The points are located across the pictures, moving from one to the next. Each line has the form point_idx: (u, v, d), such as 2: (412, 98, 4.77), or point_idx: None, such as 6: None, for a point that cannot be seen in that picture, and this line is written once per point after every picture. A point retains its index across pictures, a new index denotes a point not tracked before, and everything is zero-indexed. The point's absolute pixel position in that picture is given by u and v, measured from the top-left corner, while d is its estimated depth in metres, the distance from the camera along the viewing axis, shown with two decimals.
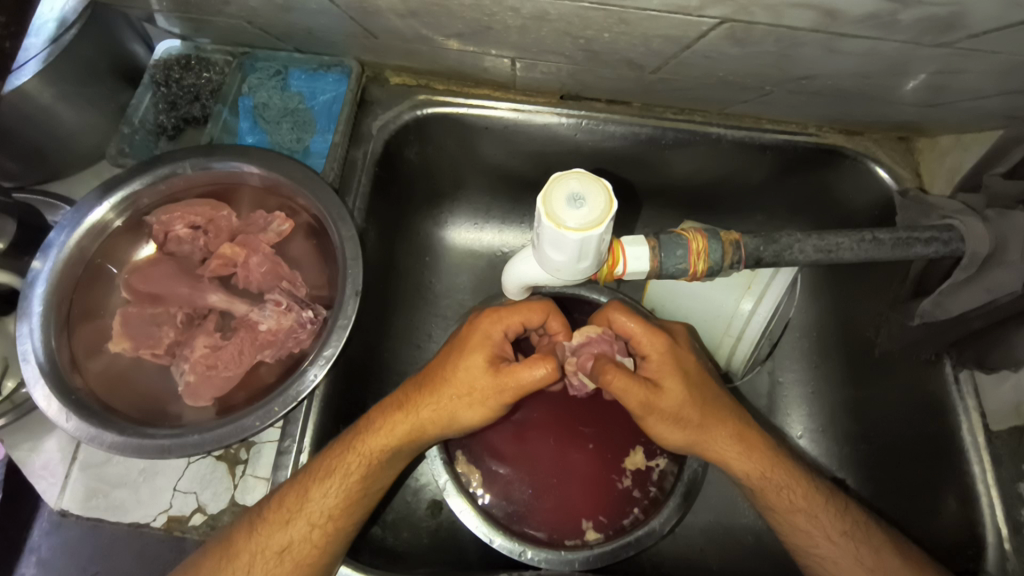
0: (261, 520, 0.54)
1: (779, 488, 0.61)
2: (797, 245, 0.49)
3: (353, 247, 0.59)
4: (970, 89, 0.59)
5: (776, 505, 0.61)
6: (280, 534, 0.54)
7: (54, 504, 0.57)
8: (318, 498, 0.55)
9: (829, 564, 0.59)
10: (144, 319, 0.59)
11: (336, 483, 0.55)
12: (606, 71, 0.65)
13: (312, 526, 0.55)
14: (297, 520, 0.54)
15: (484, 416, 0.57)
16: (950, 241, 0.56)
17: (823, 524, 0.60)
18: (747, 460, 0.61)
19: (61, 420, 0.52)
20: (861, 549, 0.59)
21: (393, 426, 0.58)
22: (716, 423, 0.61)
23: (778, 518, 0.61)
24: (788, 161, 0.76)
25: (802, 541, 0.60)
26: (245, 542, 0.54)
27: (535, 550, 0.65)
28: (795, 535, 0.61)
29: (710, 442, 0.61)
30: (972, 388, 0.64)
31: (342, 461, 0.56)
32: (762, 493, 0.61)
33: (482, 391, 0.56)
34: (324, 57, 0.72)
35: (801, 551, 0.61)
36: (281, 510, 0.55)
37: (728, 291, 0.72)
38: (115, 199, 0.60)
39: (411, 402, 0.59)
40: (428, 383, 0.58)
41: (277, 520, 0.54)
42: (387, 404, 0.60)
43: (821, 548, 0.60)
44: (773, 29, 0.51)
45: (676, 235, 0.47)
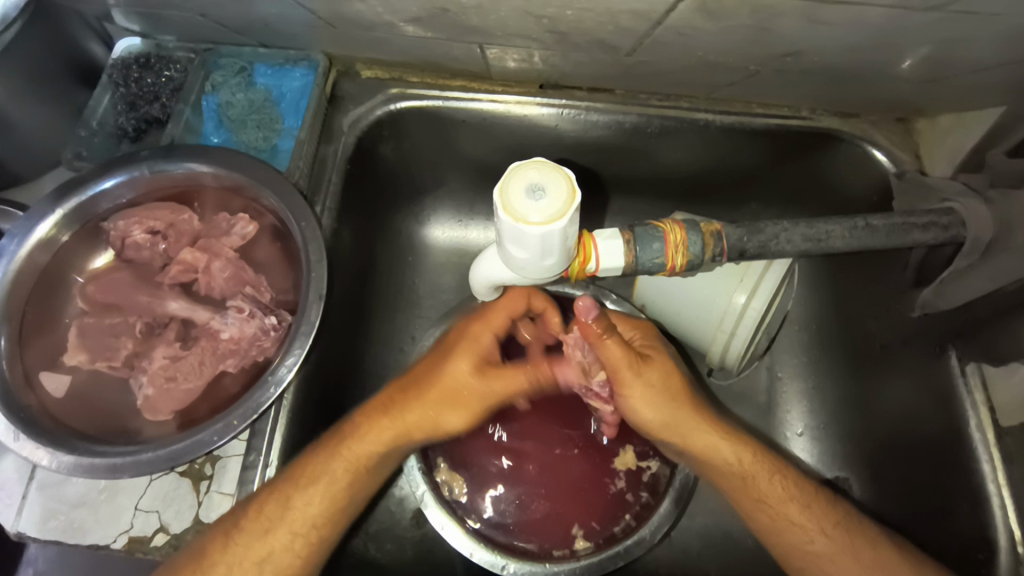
0: (238, 530, 0.51)
1: (770, 476, 0.57)
2: (783, 235, 0.45)
3: (317, 248, 0.57)
4: (966, 60, 0.55)
5: (768, 496, 0.56)
6: (259, 546, 0.52)
7: (10, 526, 0.54)
8: (301, 506, 0.53)
9: (824, 565, 0.54)
10: (101, 330, 0.57)
11: (321, 490, 0.53)
12: (580, 56, 0.62)
13: (295, 535, 0.53)
14: (279, 529, 0.52)
15: (469, 422, 0.56)
16: (951, 225, 0.53)
17: (816, 516, 0.55)
18: (733, 446, 0.58)
19: (9, 439, 0.49)
20: (858, 546, 0.55)
21: (380, 433, 0.55)
22: (693, 421, 0.58)
23: (770, 515, 0.56)
24: (781, 146, 0.72)
25: (796, 539, 0.55)
26: (219, 555, 0.51)
27: (518, 564, 0.62)
28: (783, 529, 0.56)
29: (690, 437, 0.58)
30: (980, 381, 0.60)
31: (328, 467, 0.54)
32: (751, 482, 0.57)
33: (467, 396, 0.55)
34: (290, 52, 0.69)
35: (792, 552, 0.55)
36: (260, 519, 0.52)
37: (720, 285, 0.68)
38: (67, 206, 0.57)
39: (398, 405, 0.56)
40: (414, 386, 0.56)
41: (255, 530, 0.51)
42: (372, 406, 0.57)
43: (816, 545, 0.55)
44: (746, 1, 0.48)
45: (651, 227, 0.44)
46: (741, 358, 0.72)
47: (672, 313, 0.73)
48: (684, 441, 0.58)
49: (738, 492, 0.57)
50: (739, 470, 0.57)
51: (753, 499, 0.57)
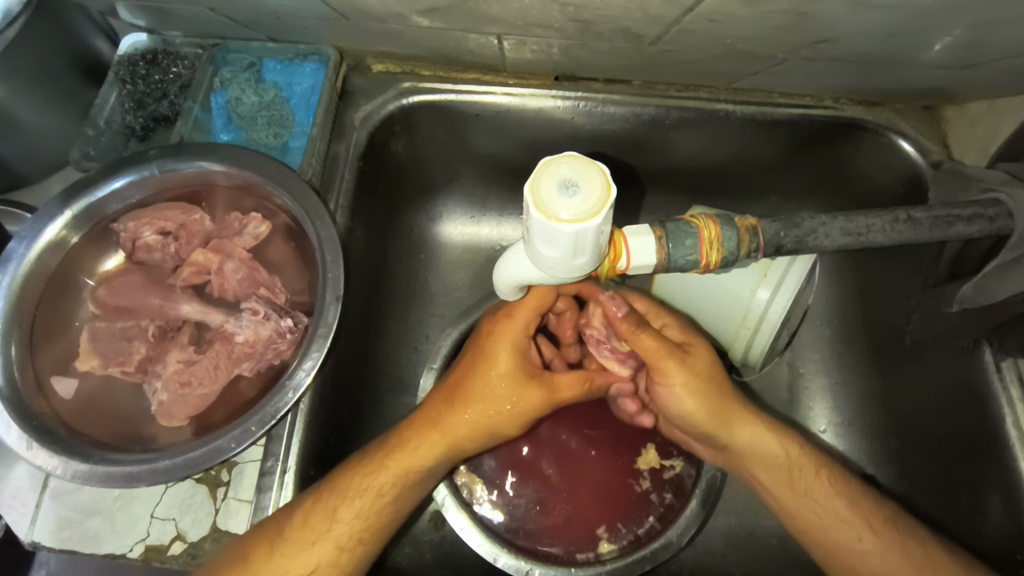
0: (282, 541, 0.50)
1: (814, 472, 0.56)
2: (821, 229, 0.43)
3: (333, 248, 0.55)
4: (1008, 44, 0.53)
5: (814, 492, 0.55)
6: (304, 558, 0.50)
7: (24, 536, 0.53)
8: (347, 519, 0.51)
9: (869, 562, 0.53)
10: (113, 334, 0.56)
11: (367, 502, 0.52)
12: (602, 45, 0.60)
13: (339, 549, 0.51)
14: (323, 543, 0.50)
15: (522, 426, 0.56)
16: (998, 218, 0.49)
17: (859, 519, 0.54)
18: (779, 439, 0.57)
19: (22, 449, 0.48)
20: (906, 542, 0.53)
21: (428, 448, 0.54)
22: (736, 413, 0.57)
23: (817, 512, 0.55)
24: (804, 136, 0.70)
25: (843, 537, 0.54)
26: (262, 565, 0.49)
27: (543, 568, 0.61)
28: (829, 527, 0.54)
29: (735, 427, 0.57)
30: (1016, 376, 0.58)
31: (376, 480, 0.52)
32: (795, 472, 0.56)
33: (517, 407, 0.54)
34: (300, 46, 0.67)
35: (841, 551, 0.54)
36: (304, 531, 0.50)
37: (743, 281, 0.66)
38: (75, 208, 0.56)
39: (445, 417, 0.54)
40: (458, 398, 0.54)
41: (299, 542, 0.50)
42: (416, 420, 0.55)
43: (864, 543, 0.53)
44: None
45: (684, 223, 0.42)
46: (764, 355, 0.70)
47: (692, 310, 0.71)
48: (729, 435, 0.57)
49: (783, 485, 0.56)
50: (787, 462, 0.56)
51: (799, 494, 0.55)
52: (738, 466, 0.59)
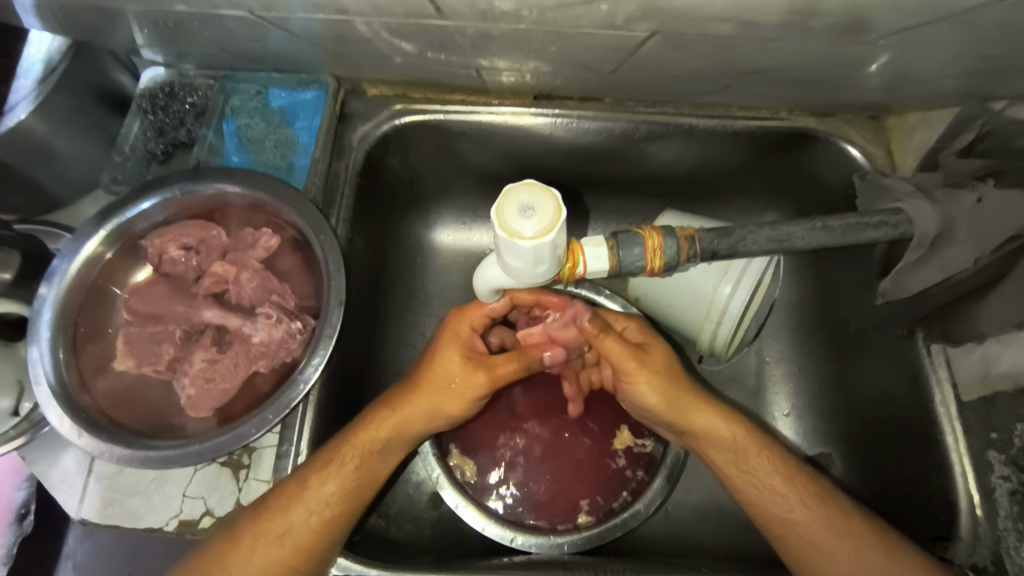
0: (264, 509, 0.58)
1: (759, 452, 0.63)
2: (749, 237, 0.51)
3: (335, 258, 0.62)
4: (917, 74, 0.60)
5: (756, 469, 0.62)
6: (280, 519, 0.57)
7: (75, 513, 0.62)
8: (316, 487, 0.58)
9: (797, 523, 0.60)
10: (144, 337, 0.63)
11: (332, 473, 0.59)
12: (567, 75, 0.68)
13: (310, 512, 0.58)
14: (297, 506, 0.58)
15: (465, 409, 0.63)
16: (899, 225, 0.55)
17: (798, 489, 0.61)
18: (724, 424, 0.63)
19: (74, 436, 0.56)
20: (830, 513, 0.60)
21: (384, 423, 0.61)
22: (691, 400, 0.63)
23: (757, 485, 0.62)
24: (762, 145, 0.77)
25: (778, 508, 0.61)
26: (247, 527, 0.58)
27: (525, 536, 0.68)
28: (768, 499, 0.61)
29: (685, 413, 0.63)
30: (943, 359, 0.65)
31: (338, 452, 0.59)
32: (742, 455, 0.63)
33: (455, 378, 0.61)
34: (302, 75, 0.75)
35: (774, 519, 0.61)
36: (281, 499, 0.58)
37: (705, 279, 0.74)
38: (108, 227, 0.64)
39: (399, 398, 0.62)
40: (413, 381, 0.63)
41: (277, 508, 0.58)
42: (378, 402, 0.63)
43: (795, 513, 0.60)
44: (703, 37, 0.55)
45: (632, 234, 0.50)
46: (729, 345, 0.77)
47: (662, 306, 0.79)
48: (685, 420, 0.64)
49: (729, 465, 0.63)
50: (733, 443, 0.63)
51: (743, 472, 0.63)
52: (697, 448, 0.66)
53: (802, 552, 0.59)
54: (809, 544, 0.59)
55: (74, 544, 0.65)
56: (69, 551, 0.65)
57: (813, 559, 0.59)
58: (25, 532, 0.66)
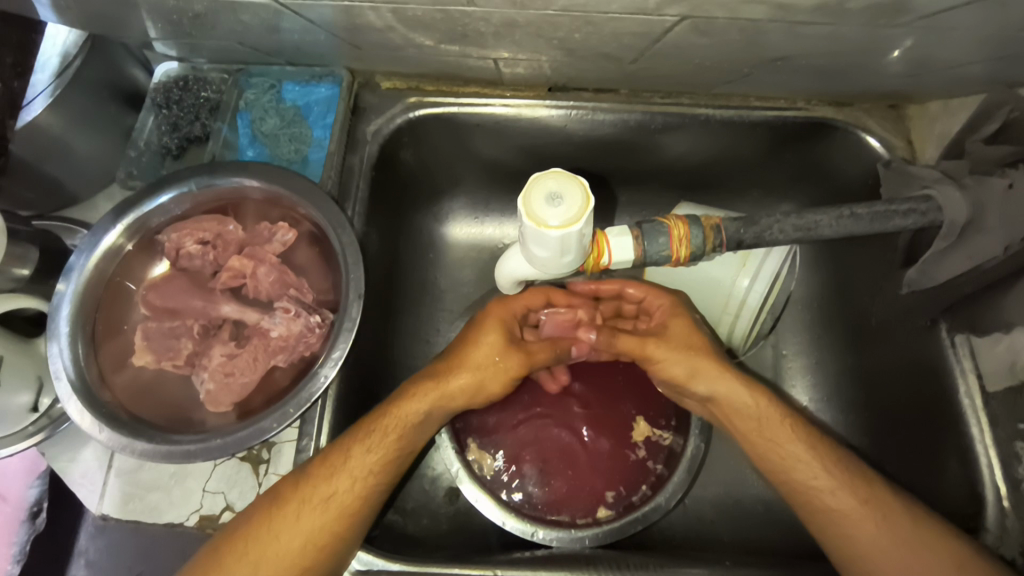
0: (307, 475, 0.57)
1: (781, 419, 0.62)
2: (776, 226, 0.50)
3: (354, 252, 0.62)
4: (943, 59, 0.60)
5: (779, 438, 0.61)
6: (326, 486, 0.56)
7: (95, 509, 0.62)
8: (360, 454, 0.58)
9: (814, 504, 0.59)
10: (163, 332, 0.63)
11: (378, 441, 0.59)
12: (587, 65, 0.67)
13: (354, 479, 0.57)
14: (341, 473, 0.57)
15: (505, 386, 0.63)
16: (928, 212, 0.56)
17: (821, 458, 0.60)
18: (753, 391, 0.62)
19: (94, 432, 0.56)
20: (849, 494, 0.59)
21: (426, 395, 0.61)
22: (714, 369, 0.62)
23: (780, 453, 0.61)
24: (779, 136, 0.76)
25: (801, 476, 0.60)
26: (292, 495, 0.56)
27: (546, 530, 0.67)
28: (792, 467, 0.60)
29: (716, 382, 0.62)
30: (968, 350, 0.63)
31: (381, 423, 0.59)
32: (764, 423, 0.61)
33: (499, 363, 0.62)
34: (316, 68, 0.74)
35: (798, 487, 0.60)
36: (326, 464, 0.57)
37: (724, 271, 0.74)
38: (126, 222, 0.63)
39: (443, 374, 0.62)
40: (454, 358, 0.63)
41: (323, 473, 0.57)
42: (421, 375, 0.63)
43: (818, 480, 0.59)
44: (734, 22, 0.54)
45: (657, 224, 0.49)
46: (747, 337, 0.76)
47: None
48: (707, 388, 0.62)
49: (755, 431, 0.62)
50: (756, 412, 0.62)
51: (766, 440, 0.62)
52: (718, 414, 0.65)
53: (833, 529, 0.58)
54: (836, 514, 0.58)
55: (85, 543, 0.72)
56: (81, 549, 0.71)
57: (838, 528, 0.58)
58: (38, 529, 0.70)
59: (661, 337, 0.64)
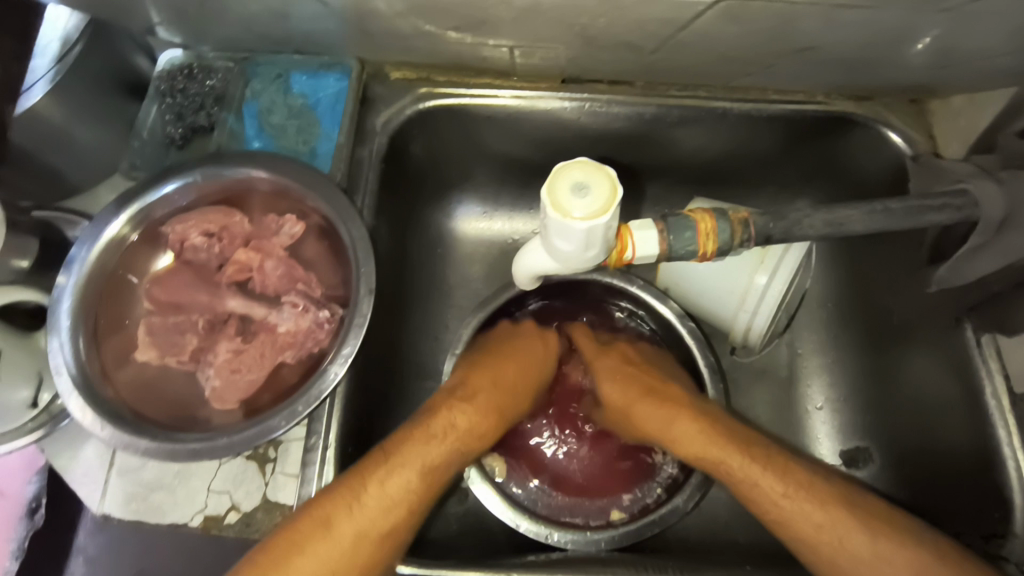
0: (361, 507, 0.55)
1: (735, 452, 0.61)
2: (805, 221, 0.48)
3: (364, 247, 0.60)
4: (976, 49, 0.58)
5: (734, 468, 0.60)
6: (386, 517, 0.55)
7: (96, 509, 0.61)
8: (419, 484, 0.58)
9: (794, 522, 0.57)
10: (168, 327, 0.61)
11: (437, 469, 0.59)
12: (605, 55, 0.65)
13: (411, 508, 0.57)
14: (401, 503, 0.56)
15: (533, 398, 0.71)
16: (964, 208, 0.53)
17: None
18: (698, 436, 0.63)
19: (96, 429, 0.54)
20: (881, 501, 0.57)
21: (490, 420, 0.64)
22: (663, 413, 0.65)
23: (739, 480, 0.60)
24: (797, 131, 0.74)
25: (763, 497, 0.58)
26: (346, 528, 0.54)
27: (561, 532, 0.65)
28: (756, 493, 0.59)
29: (669, 425, 0.64)
30: (994, 351, 0.61)
31: (439, 450, 0.60)
32: (715, 457, 0.61)
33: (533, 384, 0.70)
34: (324, 57, 0.72)
35: (770, 514, 0.58)
36: (385, 495, 0.56)
37: (741, 267, 0.71)
38: (130, 212, 0.61)
39: (502, 396, 0.66)
40: (509, 383, 0.67)
41: (381, 505, 0.55)
42: (476, 399, 0.64)
43: (782, 506, 0.57)
44: (767, 6, 0.52)
45: (683, 217, 0.47)
46: (763, 336, 0.75)
47: (693, 296, 0.76)
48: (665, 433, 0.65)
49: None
50: (702, 450, 0.62)
51: (727, 469, 0.61)
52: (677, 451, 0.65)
53: (809, 548, 0.56)
54: (831, 537, 0.55)
55: (83, 540, 0.70)
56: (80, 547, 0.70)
57: (825, 553, 0.56)
58: (38, 525, 0.68)
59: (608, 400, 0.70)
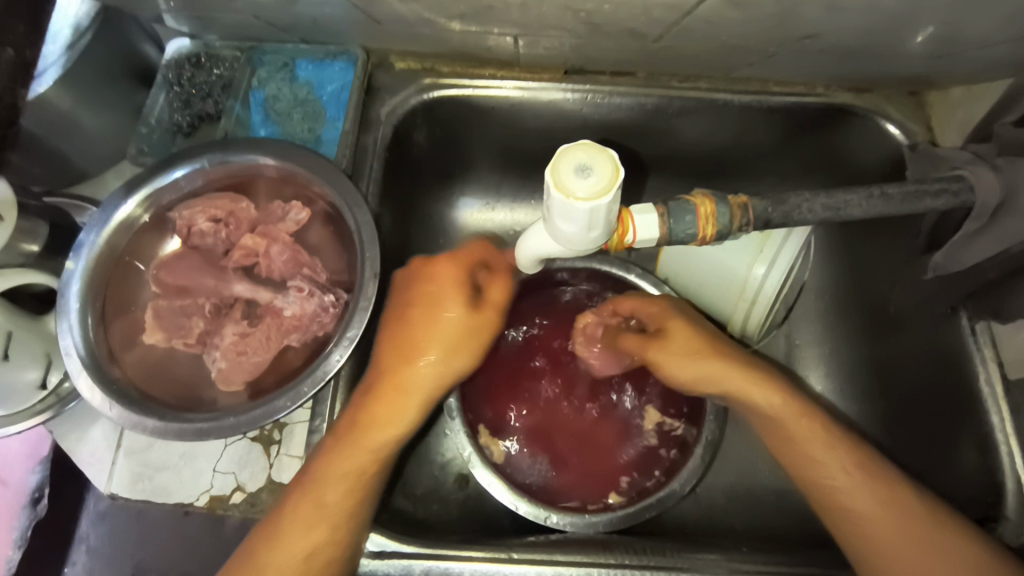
0: (276, 530, 0.54)
1: (799, 416, 0.60)
2: (805, 206, 0.49)
3: (369, 231, 0.61)
4: (974, 39, 0.58)
5: (796, 435, 0.60)
6: (300, 542, 0.53)
7: (104, 488, 0.62)
8: (335, 503, 0.54)
9: (842, 498, 0.58)
10: (174, 310, 0.62)
11: (351, 483, 0.54)
12: (608, 43, 0.66)
13: (331, 531, 0.54)
14: (316, 526, 0.53)
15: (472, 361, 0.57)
16: (961, 193, 0.54)
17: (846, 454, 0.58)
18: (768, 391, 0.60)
19: (105, 409, 0.55)
20: (879, 484, 0.57)
21: (409, 407, 0.55)
22: (725, 368, 0.61)
23: (798, 450, 0.59)
24: (797, 123, 0.75)
25: (816, 473, 0.59)
26: (267, 553, 0.53)
27: (560, 515, 0.66)
28: (808, 465, 0.59)
29: (728, 382, 0.61)
30: (989, 339, 0.63)
31: (354, 460, 0.54)
32: (779, 422, 0.60)
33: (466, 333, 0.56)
34: (330, 47, 0.73)
35: (815, 485, 0.59)
36: (297, 518, 0.54)
37: (741, 254, 0.72)
38: (138, 197, 0.63)
39: (413, 380, 0.55)
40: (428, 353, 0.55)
41: (294, 527, 0.53)
42: (388, 389, 0.55)
43: (837, 480, 0.58)
44: None
45: (683, 202, 0.48)
46: (762, 326, 0.76)
47: (693, 285, 0.77)
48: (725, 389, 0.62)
49: (776, 425, 0.60)
50: (770, 410, 0.60)
51: (782, 436, 0.60)
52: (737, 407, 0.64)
53: (846, 521, 0.57)
54: (854, 511, 0.57)
55: (86, 529, 0.74)
56: (82, 536, 0.74)
57: (850, 529, 0.57)
58: (39, 515, 0.72)
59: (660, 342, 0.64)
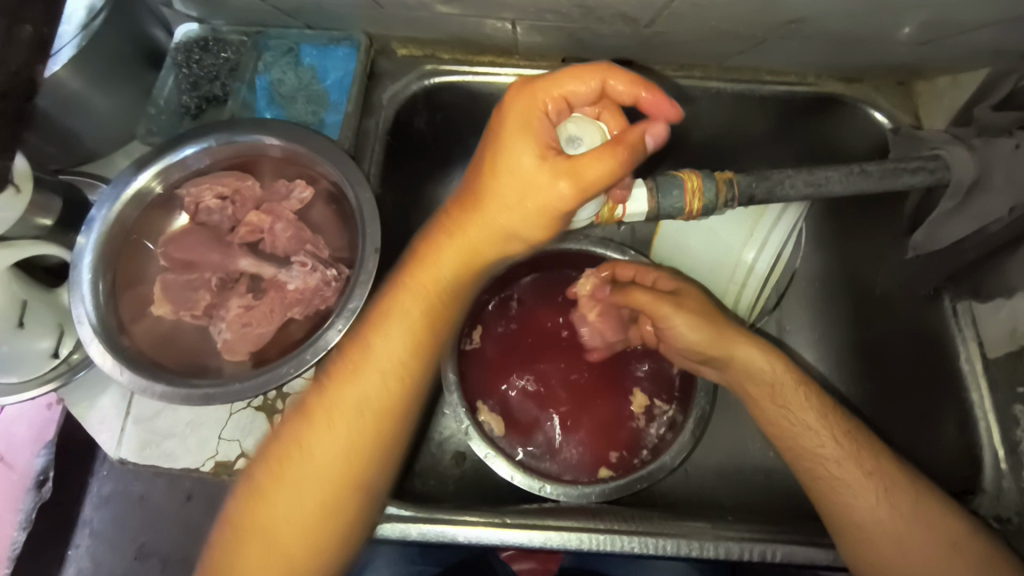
0: (270, 470, 0.54)
1: (798, 387, 0.62)
2: (787, 181, 0.52)
3: (371, 208, 0.63)
4: (957, 26, 0.60)
5: (792, 404, 0.61)
6: (296, 484, 0.53)
7: (113, 453, 0.64)
8: (320, 443, 0.54)
9: (830, 468, 0.59)
10: (181, 284, 0.64)
11: (345, 423, 0.54)
12: (604, 29, 0.68)
13: (323, 469, 0.53)
14: (309, 464, 0.53)
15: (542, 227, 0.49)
16: (938, 170, 0.56)
17: (830, 425, 0.60)
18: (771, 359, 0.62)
19: (117, 374, 0.57)
20: (861, 455, 0.59)
21: (399, 337, 0.54)
22: (730, 335, 0.63)
23: (790, 420, 0.61)
24: (788, 111, 0.77)
25: (808, 442, 0.60)
26: (264, 496, 0.53)
27: (554, 485, 0.67)
28: (801, 434, 0.60)
29: (732, 347, 0.63)
30: (970, 319, 0.65)
31: (338, 401, 0.54)
32: (779, 390, 0.62)
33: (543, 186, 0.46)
34: (334, 32, 0.75)
35: (803, 454, 0.60)
36: (284, 459, 0.54)
37: (733, 237, 0.74)
38: (149, 174, 0.65)
39: (408, 300, 0.54)
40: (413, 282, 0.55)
41: (284, 470, 0.53)
42: (377, 321, 0.55)
43: (827, 449, 0.59)
44: None
45: (671, 177, 0.51)
46: (752, 309, 0.77)
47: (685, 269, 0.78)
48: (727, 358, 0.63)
49: (765, 399, 0.62)
50: (772, 377, 0.62)
51: (777, 406, 0.62)
52: (733, 381, 0.65)
53: (828, 484, 0.59)
54: (836, 476, 0.58)
55: (89, 514, 0.93)
56: (85, 519, 0.93)
57: (831, 497, 0.58)
58: (43, 497, 0.85)
59: (674, 299, 0.66)
